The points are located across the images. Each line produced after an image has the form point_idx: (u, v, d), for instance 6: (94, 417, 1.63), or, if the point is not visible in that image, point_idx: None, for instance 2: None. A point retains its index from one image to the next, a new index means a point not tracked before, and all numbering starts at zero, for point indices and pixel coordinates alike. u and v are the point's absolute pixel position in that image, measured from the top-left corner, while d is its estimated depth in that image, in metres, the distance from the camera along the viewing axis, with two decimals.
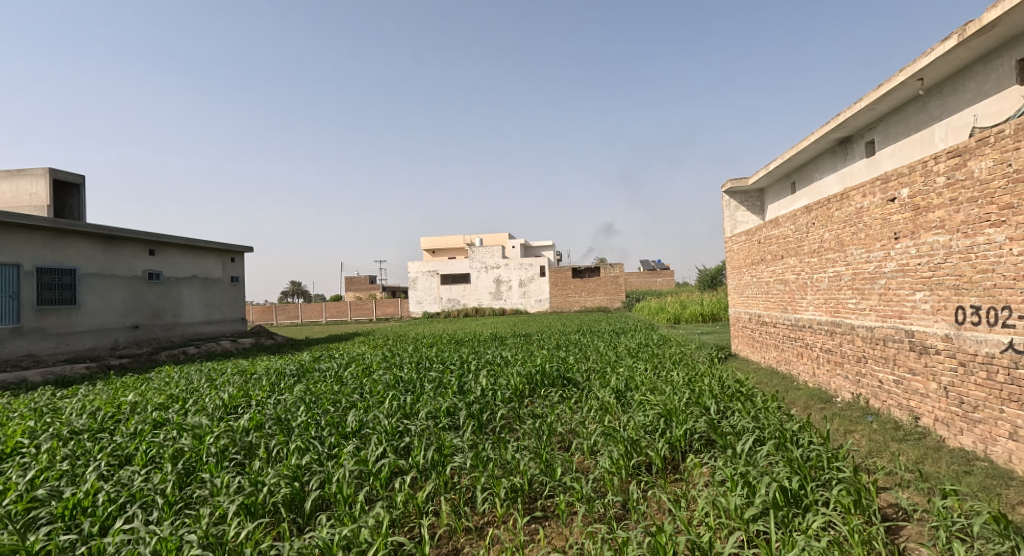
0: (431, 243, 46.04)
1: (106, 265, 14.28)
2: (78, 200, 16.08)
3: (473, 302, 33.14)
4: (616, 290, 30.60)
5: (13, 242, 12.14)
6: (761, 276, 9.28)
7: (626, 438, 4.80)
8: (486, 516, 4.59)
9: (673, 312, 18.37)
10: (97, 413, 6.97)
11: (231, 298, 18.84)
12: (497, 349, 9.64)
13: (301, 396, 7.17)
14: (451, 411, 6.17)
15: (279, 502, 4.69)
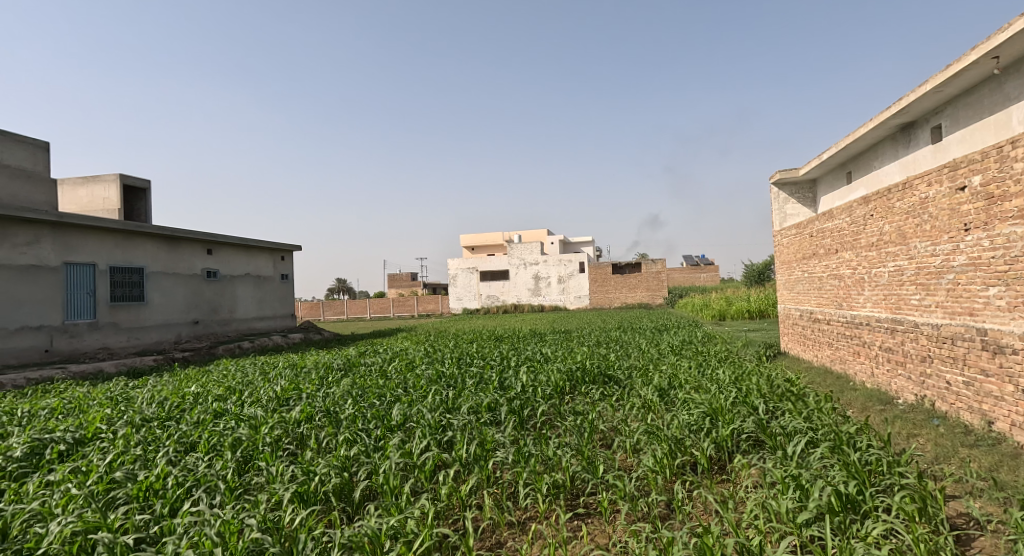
0: (471, 240, 46.38)
1: (170, 264, 14.82)
2: (144, 203, 16.62)
3: (512, 300, 33.25)
4: (659, 286, 30.13)
5: (89, 243, 12.67)
6: (814, 271, 9.02)
7: (670, 438, 4.72)
8: (529, 511, 4.59)
9: (718, 309, 18.06)
10: (165, 403, 7.24)
11: (282, 294, 19.29)
12: (538, 346, 9.61)
13: (348, 389, 7.31)
14: (492, 407, 6.18)
15: (329, 491, 4.78)
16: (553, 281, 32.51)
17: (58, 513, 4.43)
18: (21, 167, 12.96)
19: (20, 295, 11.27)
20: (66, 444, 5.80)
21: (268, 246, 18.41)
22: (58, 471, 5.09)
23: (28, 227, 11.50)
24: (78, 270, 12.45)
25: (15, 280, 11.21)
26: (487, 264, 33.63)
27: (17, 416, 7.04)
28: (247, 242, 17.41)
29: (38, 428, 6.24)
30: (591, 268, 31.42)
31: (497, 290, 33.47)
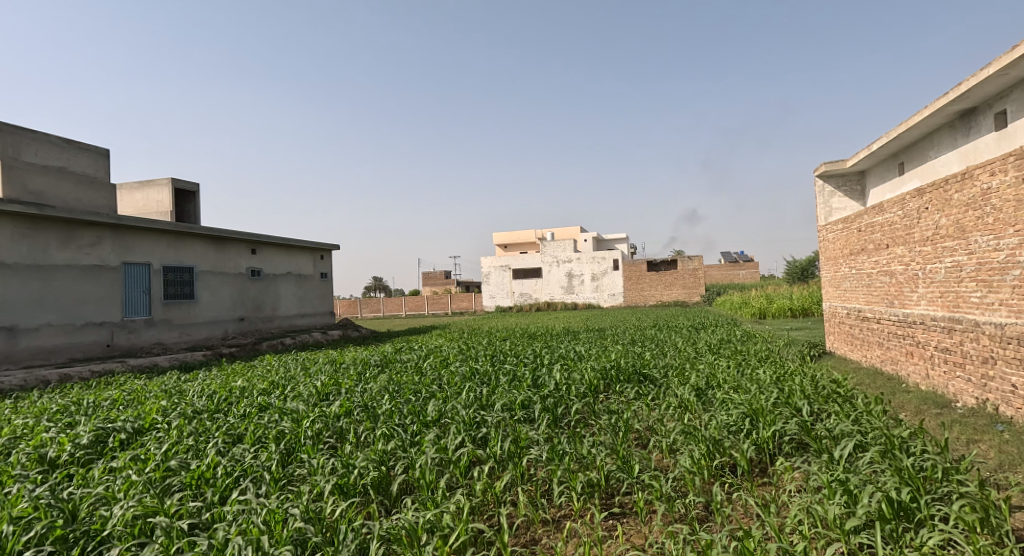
0: (504, 238, 46.49)
1: (217, 263, 15.23)
2: (193, 206, 17.03)
3: (545, 298, 33.22)
4: (695, 284, 29.69)
5: (144, 244, 13.12)
6: (862, 267, 8.76)
7: (708, 438, 4.63)
8: (564, 509, 4.55)
9: (758, 307, 17.72)
10: (214, 396, 7.43)
11: (321, 292, 19.59)
12: (572, 343, 9.55)
13: (385, 385, 7.37)
14: (526, 404, 6.16)
15: (368, 484, 4.83)
16: (586, 278, 32.33)
17: (119, 497, 4.59)
18: (84, 173, 13.42)
19: (82, 293, 11.74)
20: (126, 433, 6.02)
21: (308, 246, 18.71)
22: (118, 459, 5.28)
23: (90, 229, 11.99)
24: (136, 269, 12.92)
25: (77, 279, 11.69)
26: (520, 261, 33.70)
27: (77, 407, 7.34)
28: (289, 242, 17.74)
29: (97, 419, 6.49)
30: (626, 266, 31.13)
31: (530, 288, 33.52)
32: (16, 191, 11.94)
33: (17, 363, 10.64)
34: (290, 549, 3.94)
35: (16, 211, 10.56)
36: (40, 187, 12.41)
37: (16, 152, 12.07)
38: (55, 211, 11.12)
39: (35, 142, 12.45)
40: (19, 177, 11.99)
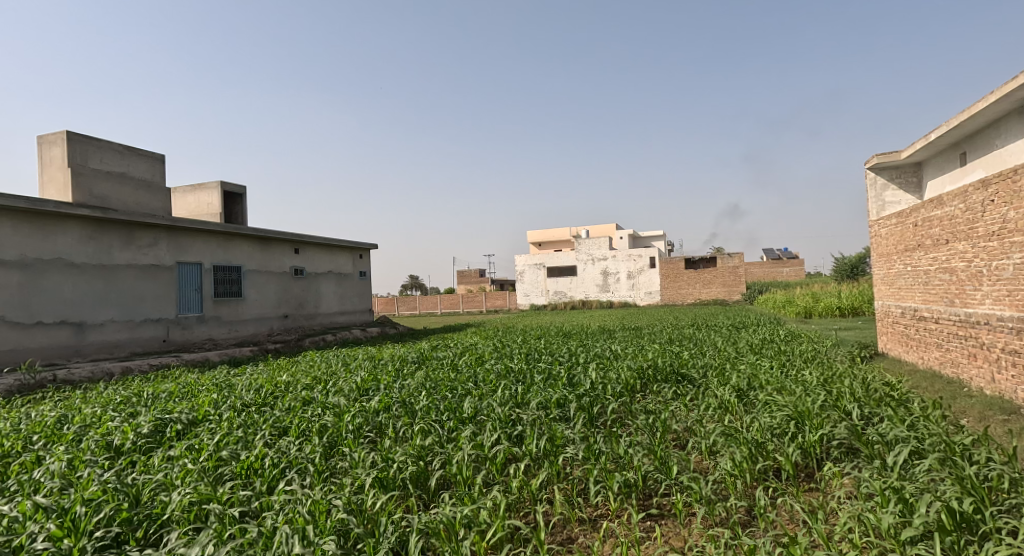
0: (538, 236, 46.44)
1: (263, 262, 15.70)
2: (241, 208, 17.42)
3: (580, 296, 33.01)
4: (735, 282, 29.08)
5: (195, 244, 13.71)
6: (919, 265, 8.48)
7: (750, 441, 4.51)
8: (600, 509, 4.49)
9: (803, 306, 17.32)
10: (261, 390, 7.60)
11: (360, 291, 19.84)
12: (608, 342, 9.46)
13: (421, 382, 7.41)
14: (561, 403, 6.11)
15: (406, 478, 4.85)
16: (621, 276, 32.04)
17: (178, 484, 4.72)
18: (145, 178, 13.86)
19: (140, 291, 12.34)
20: (182, 424, 6.22)
21: (348, 245, 18.97)
22: (175, 448, 5.44)
23: (147, 230, 12.58)
24: (188, 268, 13.50)
25: (136, 277, 12.27)
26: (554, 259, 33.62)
27: (136, 398, 7.63)
28: (330, 241, 18.03)
29: (155, 410, 6.73)
30: (663, 264, 30.73)
31: (565, 286, 33.36)
32: (82, 196, 12.43)
33: (85, 357, 11.19)
34: (333, 540, 3.97)
35: (82, 214, 11.14)
36: (105, 192, 12.89)
37: (83, 159, 12.56)
38: (116, 214, 11.71)
39: (100, 149, 12.94)
40: (85, 183, 12.49)
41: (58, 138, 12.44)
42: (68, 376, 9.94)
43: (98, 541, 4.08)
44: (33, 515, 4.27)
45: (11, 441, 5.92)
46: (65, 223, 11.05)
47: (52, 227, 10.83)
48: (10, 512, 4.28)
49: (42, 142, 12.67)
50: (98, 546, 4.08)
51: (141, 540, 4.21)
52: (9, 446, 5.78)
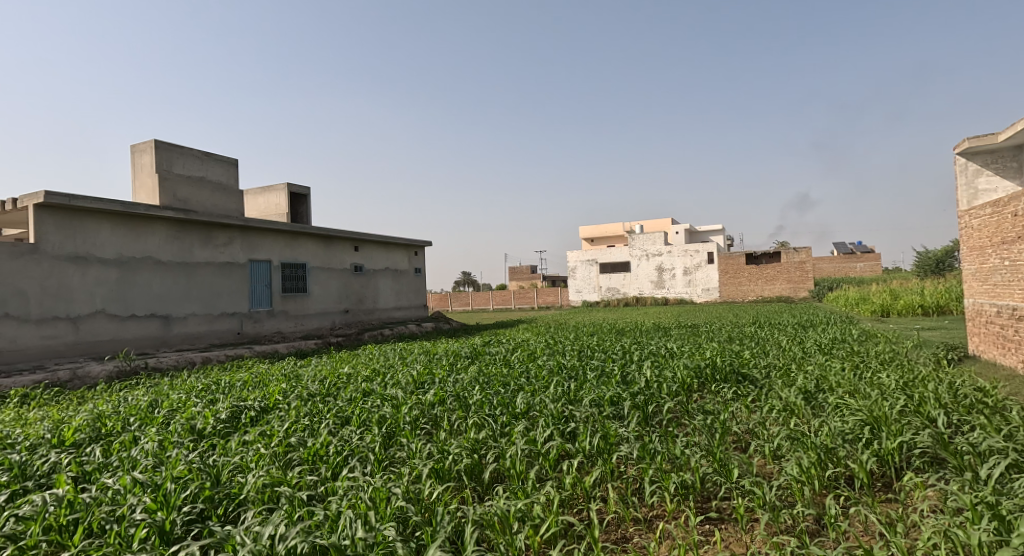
0: (591, 232, 46.13)
1: (326, 259, 16.22)
2: (307, 208, 17.91)
3: (634, 292, 32.65)
4: (802, 279, 27.78)
5: (265, 243, 14.45)
6: (1017, 259, 7.95)
7: (819, 446, 4.31)
8: (656, 509, 4.37)
9: (881, 304, 16.52)
10: (325, 380, 7.80)
11: (416, 287, 20.08)
12: (663, 340, 9.25)
13: (475, 376, 7.42)
14: (615, 401, 5.98)
15: (461, 470, 4.85)
16: (677, 272, 31.41)
17: (253, 467, 4.88)
18: (222, 181, 14.39)
19: (217, 287, 13.20)
20: (255, 411, 6.45)
21: (404, 242, 19.23)
22: (249, 433, 5.63)
23: (224, 230, 13.45)
24: (259, 265, 14.33)
25: (214, 274, 13.15)
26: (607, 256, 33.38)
27: (215, 386, 7.97)
28: (387, 239, 18.34)
29: (233, 397, 7.01)
30: (722, 259, 29.86)
31: (618, 283, 33.09)
32: (166, 199, 12.97)
33: (172, 347, 12.11)
34: (393, 527, 4.00)
35: (168, 216, 12.01)
36: (188, 195, 13.44)
37: (167, 165, 13.15)
38: (197, 215, 12.57)
39: (184, 155, 13.53)
40: (171, 188, 13.08)
41: (148, 146, 13.11)
42: (157, 363, 10.73)
43: (186, 515, 4.23)
44: (132, 489, 4.51)
45: (110, 422, 6.31)
46: (152, 224, 11.92)
47: (142, 227, 11.73)
48: (111, 487, 4.55)
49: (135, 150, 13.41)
50: (186, 521, 4.23)
51: (221, 517, 4.33)
52: (109, 426, 6.15)
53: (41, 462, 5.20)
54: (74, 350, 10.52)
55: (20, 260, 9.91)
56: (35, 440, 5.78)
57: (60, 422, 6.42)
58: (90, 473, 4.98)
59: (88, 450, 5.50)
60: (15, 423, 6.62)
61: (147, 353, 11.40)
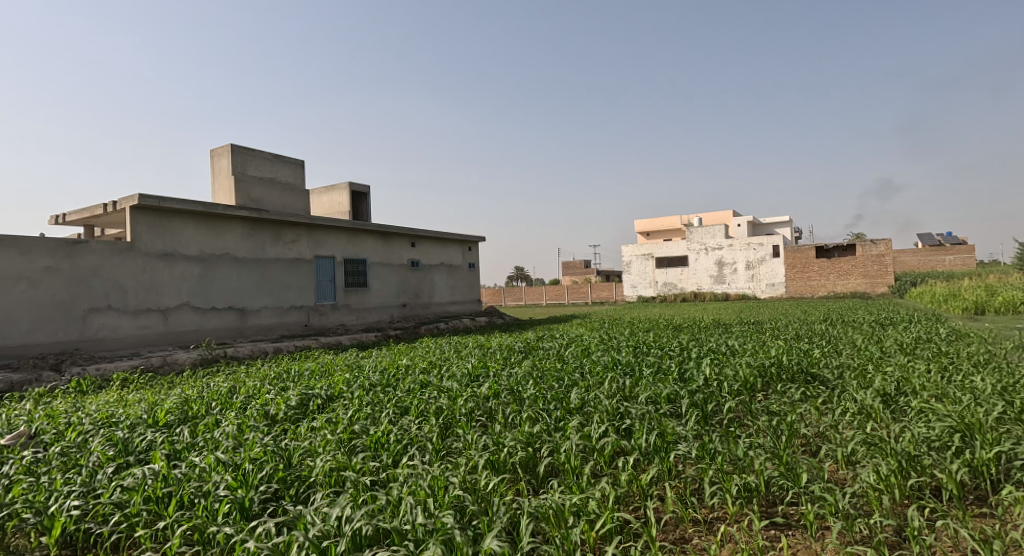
0: (647, 225, 45.40)
1: (385, 255, 16.47)
2: (367, 206, 18.20)
3: (692, 287, 31.94)
4: (880, 273, 26.77)
5: (330, 239, 14.83)
6: None
7: (900, 452, 4.05)
8: (717, 511, 4.20)
9: (974, 301, 15.55)
10: (385, 371, 7.92)
11: (470, 282, 20.17)
12: (723, 337, 8.98)
13: (529, 371, 7.38)
14: (672, 399, 5.81)
15: (516, 462, 4.80)
16: (739, 267, 30.42)
17: (321, 451, 4.96)
18: (291, 182, 14.77)
19: (287, 281, 13.71)
20: (321, 399, 6.60)
21: (457, 238, 19.34)
22: (317, 420, 5.76)
23: (293, 228, 13.93)
24: (324, 262, 14.73)
25: (284, 269, 13.67)
26: (663, 250, 32.83)
27: (286, 374, 8.22)
28: (442, 235, 18.48)
29: (301, 385, 7.20)
30: (789, 253, 28.80)
31: (674, 278, 32.48)
32: (238, 200, 13.41)
33: (247, 338, 12.73)
34: (451, 514, 3.98)
35: (243, 215, 12.57)
36: (260, 196, 13.87)
37: (240, 167, 13.61)
38: (269, 214, 13.08)
39: (256, 158, 13.98)
40: (245, 189, 13.55)
41: (225, 149, 13.63)
42: (234, 352, 11.17)
43: (263, 494, 4.36)
44: (216, 468, 4.70)
45: (197, 405, 6.59)
46: (229, 222, 12.56)
47: (220, 225, 12.37)
48: (198, 464, 4.76)
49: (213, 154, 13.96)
50: (263, 499, 4.36)
51: (293, 497, 4.43)
52: (195, 409, 6.42)
53: (138, 439, 5.45)
54: (163, 339, 11.34)
55: (118, 257, 10.75)
56: (132, 418, 6.08)
57: (153, 404, 6.76)
58: (180, 450, 5.20)
59: (178, 429, 5.74)
60: (114, 404, 7.01)
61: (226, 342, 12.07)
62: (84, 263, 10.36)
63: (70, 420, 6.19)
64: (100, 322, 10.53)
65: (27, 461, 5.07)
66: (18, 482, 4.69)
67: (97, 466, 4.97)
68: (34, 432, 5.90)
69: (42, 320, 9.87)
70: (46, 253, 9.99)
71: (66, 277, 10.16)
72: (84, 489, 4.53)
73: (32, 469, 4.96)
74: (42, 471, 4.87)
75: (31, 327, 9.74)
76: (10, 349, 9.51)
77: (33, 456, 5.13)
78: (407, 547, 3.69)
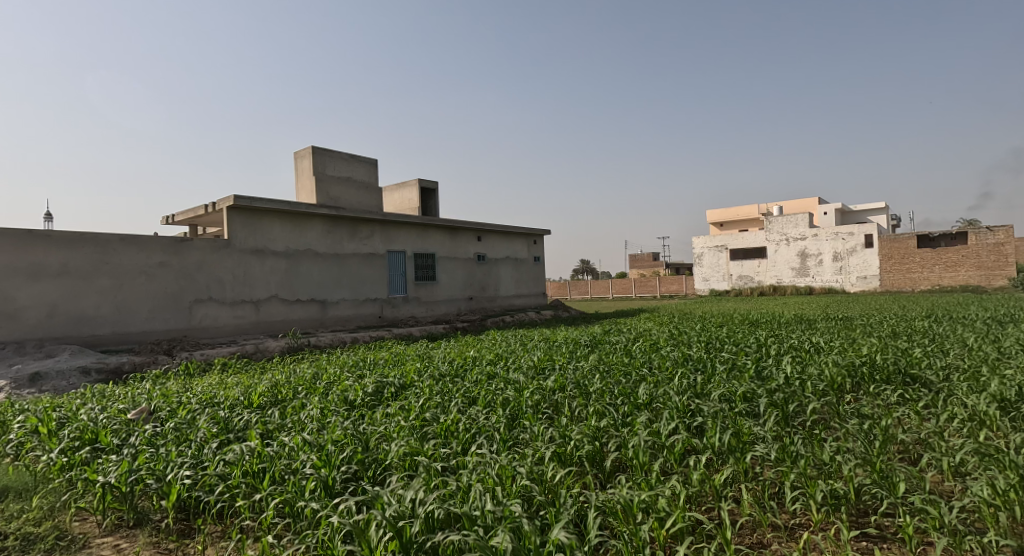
0: (720, 216, 44.17)
1: (452, 249, 16.58)
2: (435, 201, 18.35)
3: (771, 280, 30.72)
4: (999, 263, 24.34)
5: (401, 235, 15.04)
6: None
7: (1019, 465, 3.70)
8: (799, 518, 3.94)
9: None
10: (453, 362, 7.98)
11: (535, 275, 20.06)
12: (807, 333, 8.52)
13: (596, 365, 7.23)
14: (748, 398, 5.52)
15: (583, 456, 4.66)
16: (826, 258, 28.87)
17: (395, 436, 4.99)
18: (366, 180, 14.99)
19: (363, 275, 13.99)
20: (394, 387, 6.67)
21: (523, 231, 19.28)
22: (391, 406, 5.83)
23: (367, 223, 14.20)
24: (395, 256, 14.98)
25: (360, 263, 13.97)
26: (738, 241, 31.90)
27: (362, 362, 8.42)
28: (508, 229, 18.45)
29: (377, 373, 7.32)
30: (884, 243, 26.95)
31: (751, 270, 31.42)
32: (318, 200, 13.79)
33: (328, 328, 13.11)
34: (519, 503, 3.89)
35: (322, 212, 12.90)
36: (337, 195, 14.20)
37: (320, 167, 13.99)
38: (347, 211, 13.39)
39: (335, 158, 14.32)
40: (324, 189, 13.90)
41: (305, 151, 14.03)
42: (316, 341, 11.50)
43: (344, 474, 4.44)
44: (302, 448, 4.79)
45: (284, 389, 6.81)
46: (312, 218, 12.93)
47: (302, 221, 12.74)
48: (288, 443, 4.86)
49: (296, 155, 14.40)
50: (344, 479, 4.44)
51: (371, 479, 4.47)
52: (284, 393, 6.63)
53: (238, 419, 5.63)
54: (256, 328, 11.85)
55: (218, 252, 11.30)
56: (231, 400, 6.33)
57: (248, 387, 7.05)
58: (272, 430, 5.34)
59: (270, 411, 5.92)
60: (216, 386, 7.32)
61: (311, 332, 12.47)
62: (189, 259, 10.95)
63: (181, 399, 6.51)
64: (203, 312, 11.12)
65: (147, 434, 5.31)
66: (141, 451, 4.94)
67: (204, 442, 5.14)
68: (151, 408, 6.22)
69: (156, 310, 10.51)
70: (158, 249, 10.60)
71: (175, 271, 10.77)
72: (194, 460, 4.71)
73: (151, 440, 5.20)
74: (160, 442, 5.10)
75: (147, 315, 10.39)
76: (131, 335, 10.18)
77: (152, 430, 5.39)
78: (476, 532, 3.62)
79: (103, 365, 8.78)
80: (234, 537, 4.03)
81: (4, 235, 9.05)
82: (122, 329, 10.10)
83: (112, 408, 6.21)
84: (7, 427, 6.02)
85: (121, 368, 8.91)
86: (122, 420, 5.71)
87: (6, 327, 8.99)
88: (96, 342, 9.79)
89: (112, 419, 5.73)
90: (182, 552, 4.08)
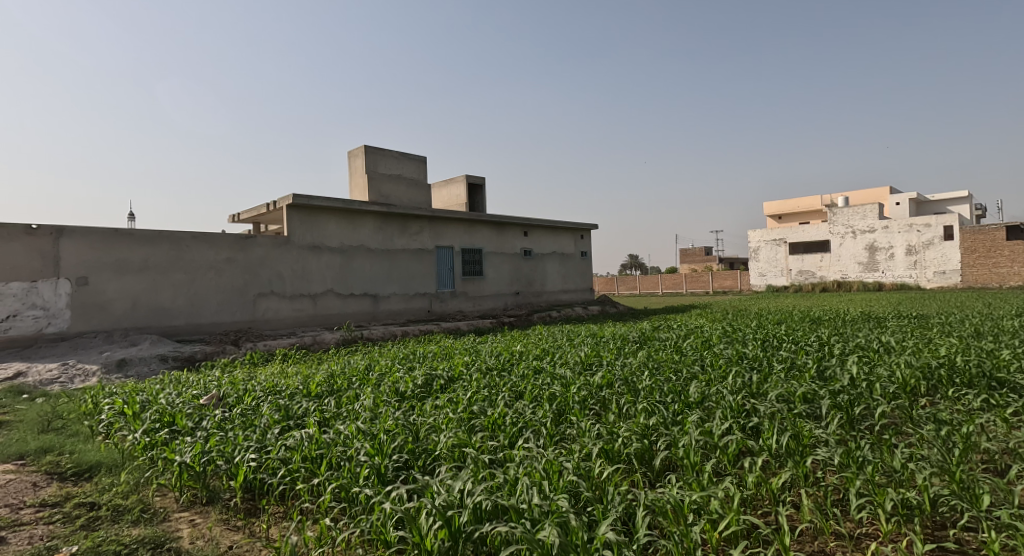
0: (778, 208, 42.95)
1: (498, 244, 16.52)
2: (483, 198, 18.34)
3: (835, 275, 29.71)
4: None
5: (449, 231, 15.07)
6: None
7: None
8: (866, 527, 3.70)
9: None
10: (501, 356, 7.90)
11: (583, 270, 19.84)
12: (876, 332, 8.09)
13: (644, 361, 7.03)
14: (810, 398, 5.24)
15: (632, 453, 4.52)
16: (897, 252, 27.65)
17: (444, 428, 4.94)
18: (416, 178, 15.09)
19: (412, 270, 14.08)
20: (443, 380, 6.66)
21: (571, 226, 19.11)
22: (440, 399, 5.79)
23: (417, 220, 14.29)
24: (443, 252, 15.02)
25: (410, 259, 14.07)
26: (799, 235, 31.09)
27: (412, 355, 8.41)
28: (554, 224, 18.28)
29: (425, 366, 7.36)
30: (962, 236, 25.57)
31: (812, 266, 30.42)
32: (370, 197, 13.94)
33: (380, 322, 13.26)
34: (567, 498, 3.77)
35: (376, 209, 13.04)
36: (388, 192, 14.31)
37: (372, 166, 14.14)
38: (398, 207, 13.50)
39: (386, 156, 14.47)
40: (376, 186, 14.05)
41: (358, 149, 14.24)
42: (370, 334, 11.64)
43: (396, 463, 4.41)
44: (356, 436, 4.79)
45: (340, 379, 6.88)
46: (366, 215, 13.08)
47: (356, 218, 12.90)
48: (343, 431, 4.86)
49: (349, 154, 14.62)
50: (396, 467, 4.41)
51: (421, 468, 4.44)
52: (339, 382, 6.70)
53: (298, 407, 5.69)
54: (314, 321, 12.08)
55: (279, 248, 11.56)
56: (292, 388, 6.44)
57: (307, 376, 7.15)
58: (328, 419, 5.38)
59: (326, 400, 5.97)
60: (278, 376, 7.45)
61: (364, 326, 12.65)
62: (254, 254, 11.22)
63: (246, 386, 6.65)
64: (265, 305, 11.40)
65: (217, 418, 5.41)
66: (212, 434, 5.03)
67: (266, 427, 5.20)
68: (220, 394, 6.37)
69: (224, 302, 10.81)
70: (226, 245, 10.89)
71: (240, 267, 11.05)
72: (258, 444, 4.77)
73: (221, 424, 5.29)
74: (228, 427, 5.18)
75: (216, 308, 10.70)
76: (202, 326, 10.51)
77: (221, 415, 5.50)
78: (524, 525, 3.53)
79: (179, 353, 9.09)
80: (293, 519, 4.06)
81: (93, 232, 9.45)
82: (194, 320, 10.44)
83: (187, 393, 6.40)
84: (98, 407, 6.28)
85: (194, 356, 9.20)
86: (195, 405, 5.85)
87: (95, 316, 9.40)
88: (172, 332, 10.15)
89: (187, 404, 5.88)
90: (249, 530, 4.13)
